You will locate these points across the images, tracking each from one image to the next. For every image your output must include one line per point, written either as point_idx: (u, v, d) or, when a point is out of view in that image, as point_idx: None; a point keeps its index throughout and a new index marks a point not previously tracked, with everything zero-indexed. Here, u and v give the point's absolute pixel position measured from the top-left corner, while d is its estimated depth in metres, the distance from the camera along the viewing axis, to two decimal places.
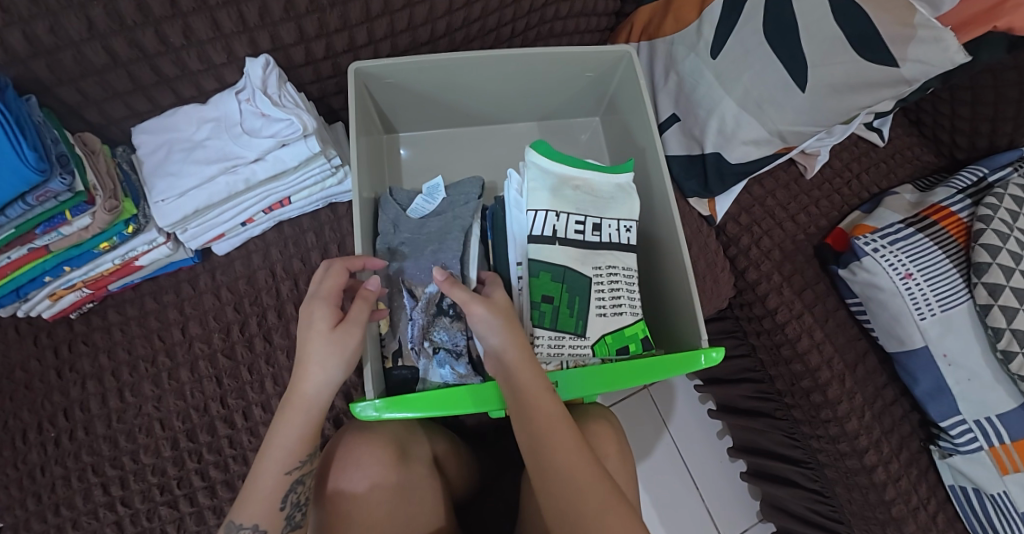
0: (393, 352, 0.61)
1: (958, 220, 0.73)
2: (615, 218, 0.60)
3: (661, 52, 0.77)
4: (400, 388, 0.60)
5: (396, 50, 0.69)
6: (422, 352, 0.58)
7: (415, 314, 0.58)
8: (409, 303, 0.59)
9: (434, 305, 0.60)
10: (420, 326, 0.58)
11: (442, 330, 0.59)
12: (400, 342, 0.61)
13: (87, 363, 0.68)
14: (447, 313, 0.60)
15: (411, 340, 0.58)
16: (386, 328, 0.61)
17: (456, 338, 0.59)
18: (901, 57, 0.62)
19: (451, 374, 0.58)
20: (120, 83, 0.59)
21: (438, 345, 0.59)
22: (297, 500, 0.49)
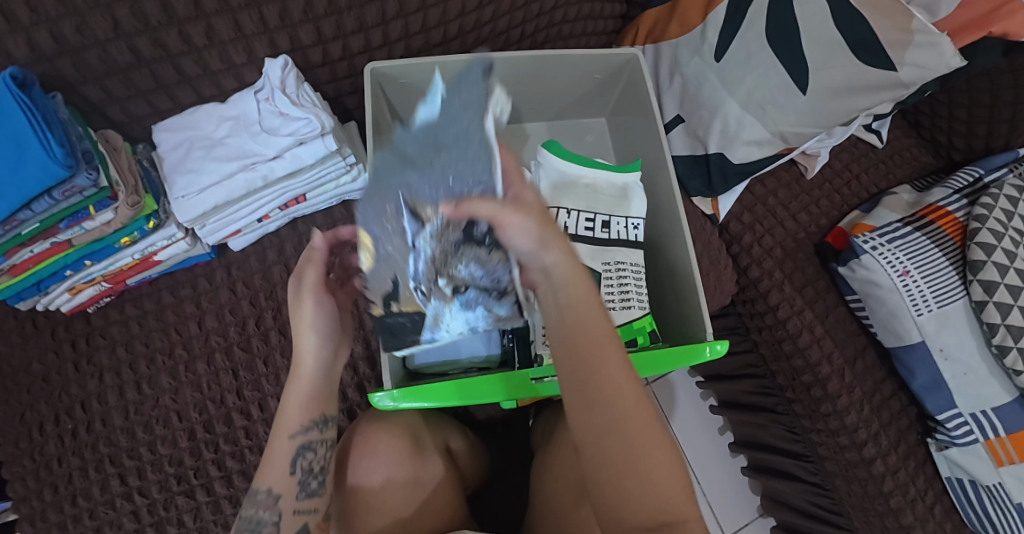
0: (387, 294, 0.49)
1: (953, 218, 0.75)
2: (623, 216, 0.63)
3: (666, 54, 0.79)
4: (396, 333, 0.52)
5: (410, 51, 0.71)
6: (436, 292, 0.47)
7: (424, 243, 0.44)
8: (409, 228, 0.44)
9: (457, 231, 0.44)
10: (432, 259, 0.45)
11: (470, 262, 0.46)
12: (399, 281, 0.48)
13: (105, 356, 0.70)
14: (480, 241, 0.45)
15: (414, 277, 0.46)
16: (368, 263, 0.46)
17: (493, 273, 0.47)
18: (898, 61, 0.65)
19: (484, 314, 0.50)
20: (143, 81, 0.60)
21: (468, 281, 0.47)
22: (309, 466, 0.50)
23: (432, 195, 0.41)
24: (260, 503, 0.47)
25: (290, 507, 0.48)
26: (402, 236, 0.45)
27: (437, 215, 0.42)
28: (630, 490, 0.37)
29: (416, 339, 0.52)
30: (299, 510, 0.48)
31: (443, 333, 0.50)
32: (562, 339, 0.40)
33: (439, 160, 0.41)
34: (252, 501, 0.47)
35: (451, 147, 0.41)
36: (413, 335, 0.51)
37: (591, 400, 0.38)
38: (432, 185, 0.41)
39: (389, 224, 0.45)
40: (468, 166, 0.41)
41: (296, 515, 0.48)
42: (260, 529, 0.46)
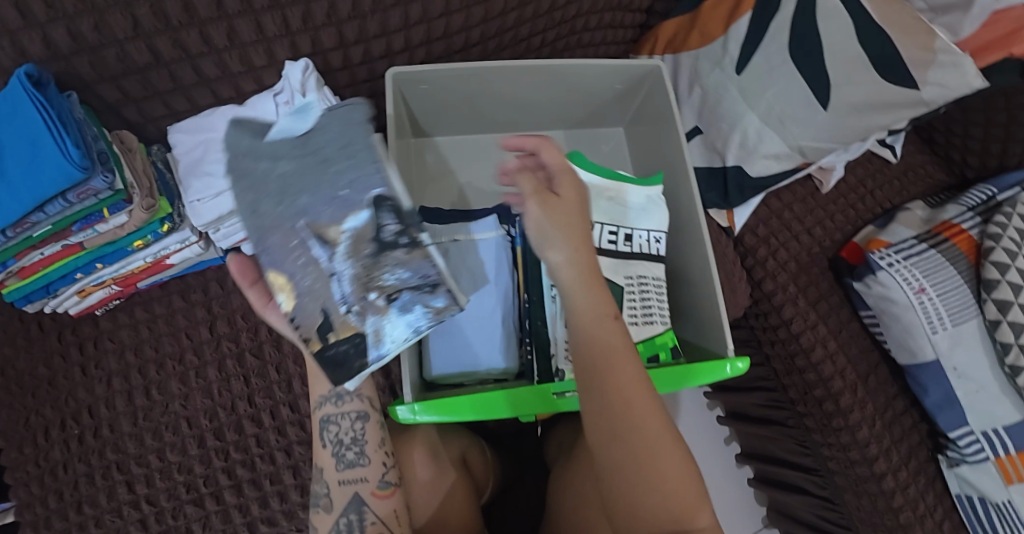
0: (318, 329, 0.47)
1: (967, 236, 0.75)
2: (645, 229, 0.63)
3: (686, 65, 0.78)
4: (340, 364, 0.47)
5: (431, 56, 0.70)
6: (370, 306, 0.46)
7: (343, 266, 0.46)
8: (323, 255, 0.47)
9: (371, 244, 0.46)
10: (356, 277, 0.46)
11: (394, 268, 0.46)
12: (329, 310, 0.47)
13: (113, 361, 0.69)
14: (397, 246, 0.46)
15: (342, 300, 0.46)
16: (291, 305, 0.48)
17: (421, 270, 0.46)
18: (920, 80, 0.65)
19: (424, 313, 0.46)
20: (160, 82, 0.59)
21: (398, 287, 0.46)
22: (337, 439, 0.53)
23: (337, 211, 0.48)
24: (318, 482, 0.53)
25: (332, 477, 0.52)
26: (318, 265, 0.47)
27: (345, 231, 0.47)
28: (643, 501, 0.38)
29: (362, 365, 0.47)
30: (343, 481, 0.52)
31: (389, 345, 0.47)
32: (581, 354, 0.41)
33: (330, 173, 0.49)
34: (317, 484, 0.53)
35: (339, 159, 0.50)
36: (359, 360, 0.47)
37: (599, 413, 0.39)
38: (328, 205, 0.48)
39: (301, 256, 0.47)
40: (359, 175, 0.48)
41: (341, 486, 0.52)
42: (319, 503, 0.52)
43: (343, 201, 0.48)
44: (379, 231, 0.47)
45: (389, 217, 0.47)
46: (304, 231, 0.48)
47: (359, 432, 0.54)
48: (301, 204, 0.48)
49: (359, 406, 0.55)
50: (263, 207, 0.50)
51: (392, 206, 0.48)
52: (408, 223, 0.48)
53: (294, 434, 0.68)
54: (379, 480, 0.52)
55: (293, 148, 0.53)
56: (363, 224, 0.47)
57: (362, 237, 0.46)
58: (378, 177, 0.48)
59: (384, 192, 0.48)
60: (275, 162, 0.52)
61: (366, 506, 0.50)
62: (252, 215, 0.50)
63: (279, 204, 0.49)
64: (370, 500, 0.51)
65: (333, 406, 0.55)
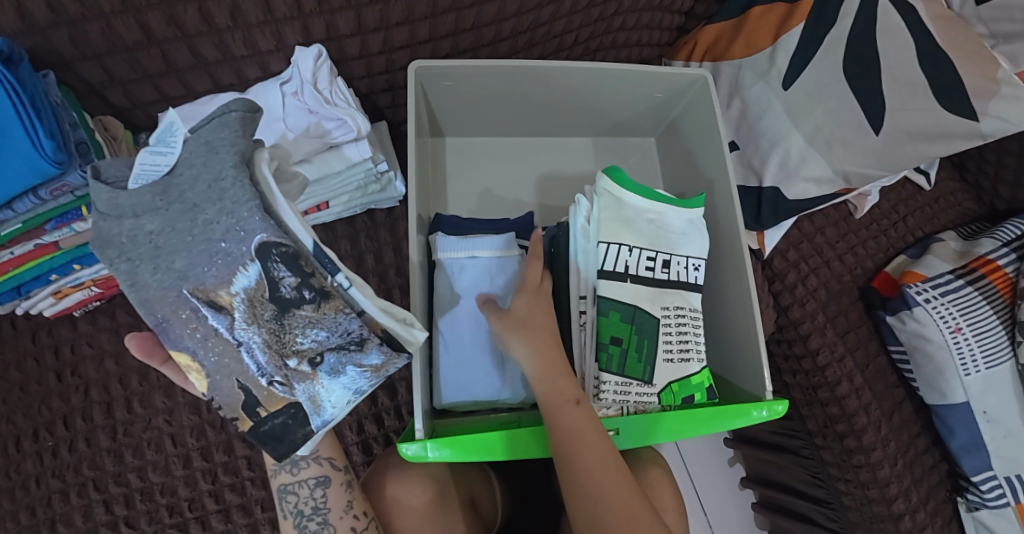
0: (243, 406, 0.42)
1: (1004, 274, 0.72)
2: (684, 255, 0.58)
3: (726, 75, 0.73)
4: (282, 438, 0.44)
5: (455, 49, 0.62)
6: (296, 374, 0.42)
7: (247, 333, 0.40)
8: (221, 326, 0.39)
9: (270, 305, 0.39)
10: (267, 345, 0.40)
11: (307, 329, 0.41)
12: (246, 384, 0.41)
13: (92, 368, 0.63)
14: (302, 302, 0.40)
15: (260, 372, 0.41)
16: (205, 385, 0.42)
17: (338, 328, 0.42)
18: (980, 111, 0.60)
19: (358, 371, 0.44)
20: (151, 63, 0.52)
21: (318, 348, 0.42)
22: (298, 509, 0.48)
23: (224, 271, 0.38)
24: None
25: None
26: (219, 337, 0.40)
27: (236, 293, 0.39)
28: None
29: (307, 434, 0.44)
30: None
31: (331, 409, 0.45)
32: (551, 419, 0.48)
33: (200, 223, 0.38)
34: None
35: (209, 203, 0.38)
36: (302, 430, 0.44)
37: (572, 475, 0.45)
38: (211, 262, 0.38)
39: (197, 330, 0.40)
40: (236, 220, 0.37)
41: None
42: None
43: (226, 256, 0.38)
44: (276, 286, 0.39)
45: (284, 267, 0.39)
46: (193, 299, 0.39)
47: (320, 499, 0.48)
48: (179, 268, 0.38)
49: (318, 471, 0.48)
50: (143, 280, 0.38)
51: (284, 253, 0.38)
52: (309, 267, 0.40)
53: None
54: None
55: (155, 197, 0.38)
56: (256, 283, 0.38)
57: (257, 297, 0.39)
58: (257, 221, 0.37)
59: (270, 237, 0.38)
60: (138, 220, 0.38)
61: None
62: (133, 291, 0.39)
63: (154, 271, 0.38)
64: None
65: (289, 474, 0.48)
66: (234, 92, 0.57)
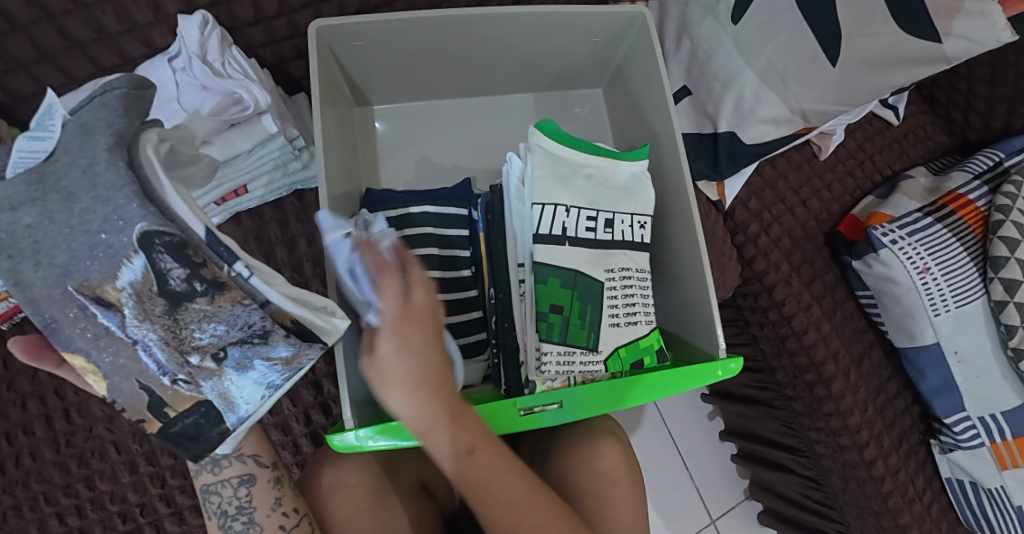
0: (148, 407, 0.34)
1: (975, 209, 0.68)
2: (628, 213, 0.54)
3: (674, 13, 0.68)
4: (194, 439, 0.37)
5: (366, 5, 0.56)
6: (200, 371, 0.35)
7: (140, 331, 0.32)
8: (112, 324, 0.31)
9: (160, 300, 0.32)
10: (165, 341, 0.33)
11: (203, 324, 0.34)
12: (148, 384, 0.34)
13: (26, 381, 0.60)
14: (193, 295, 0.33)
15: (161, 370, 0.34)
16: (105, 388, 0.34)
17: (241, 320, 0.35)
18: (943, 32, 0.55)
19: (269, 366, 0.37)
20: (20, 50, 0.47)
21: (221, 343, 0.35)
22: (222, 509, 0.45)
23: (106, 264, 0.30)
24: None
25: None
26: (112, 336, 0.32)
27: (122, 287, 0.31)
28: None
29: (223, 433, 0.37)
30: None
31: (246, 405, 0.38)
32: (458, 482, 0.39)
33: (76, 213, 0.29)
34: None
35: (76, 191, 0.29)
36: (216, 429, 0.37)
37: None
38: (94, 256, 0.30)
39: (87, 329, 0.31)
40: (113, 208, 0.29)
41: None
42: None
43: (107, 249, 0.30)
44: (163, 278, 0.31)
45: (170, 257, 0.31)
46: (79, 296, 0.30)
47: (245, 498, 0.45)
48: (62, 264, 0.30)
49: (242, 470, 0.46)
50: (28, 278, 0.30)
51: (168, 243, 0.30)
52: (200, 257, 0.32)
53: None
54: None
55: (28, 188, 0.29)
56: (143, 276, 0.31)
57: (145, 292, 0.31)
58: (134, 207, 0.29)
59: (152, 226, 0.30)
60: (12, 212, 0.29)
61: None
62: (16, 290, 0.30)
63: (35, 269, 0.30)
64: None
65: (211, 474, 0.46)
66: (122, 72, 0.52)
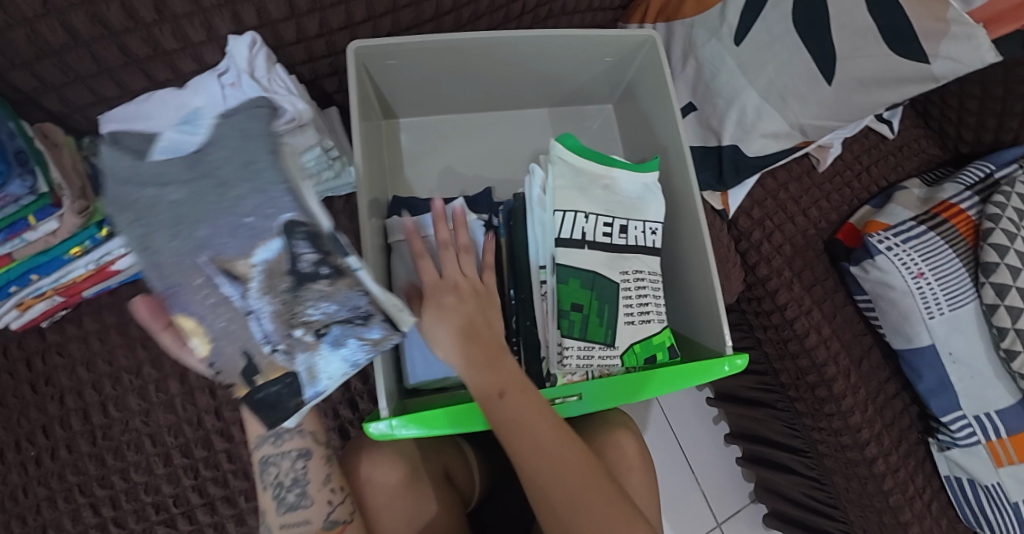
0: (242, 373, 0.40)
1: (966, 217, 0.72)
2: (641, 220, 0.58)
3: (680, 35, 0.73)
4: (273, 408, 0.42)
5: (397, 27, 0.60)
6: (299, 343, 0.40)
7: (259, 302, 0.38)
8: (234, 294, 0.38)
9: (286, 278, 0.39)
10: (277, 314, 0.39)
11: (318, 302, 0.39)
12: (250, 351, 0.39)
13: (65, 376, 0.64)
14: (316, 276, 0.39)
15: (264, 339, 0.39)
16: (207, 350, 0.39)
17: (349, 302, 0.40)
18: (931, 53, 0.60)
19: (359, 345, 0.42)
20: (82, 65, 0.50)
21: (326, 321, 0.40)
22: (277, 481, 0.50)
23: (245, 242, 0.38)
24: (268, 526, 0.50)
25: (275, 521, 0.50)
26: (229, 305, 0.38)
27: (254, 263, 0.38)
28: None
29: (299, 403, 0.42)
30: (286, 523, 0.50)
31: (326, 380, 0.42)
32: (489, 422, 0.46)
33: (227, 198, 0.39)
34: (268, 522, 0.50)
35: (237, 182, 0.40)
36: (295, 399, 0.42)
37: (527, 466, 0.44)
38: (233, 235, 0.38)
39: (209, 296, 0.38)
40: (266, 199, 0.39)
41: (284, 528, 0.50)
42: None
43: (250, 230, 0.38)
44: (294, 261, 0.39)
45: (305, 244, 0.39)
46: (209, 268, 0.38)
47: (300, 472, 0.51)
48: (199, 237, 0.38)
49: (300, 445, 0.51)
50: (157, 244, 0.38)
51: (308, 231, 0.39)
52: (327, 247, 0.40)
53: None
54: (323, 522, 0.49)
55: (184, 171, 0.41)
56: (276, 255, 0.38)
57: (276, 269, 0.38)
58: (286, 201, 0.39)
59: (296, 217, 0.39)
60: (162, 188, 0.40)
61: None
62: (145, 254, 0.38)
63: (172, 237, 0.38)
64: None
65: (272, 446, 0.51)
66: (173, 87, 0.55)
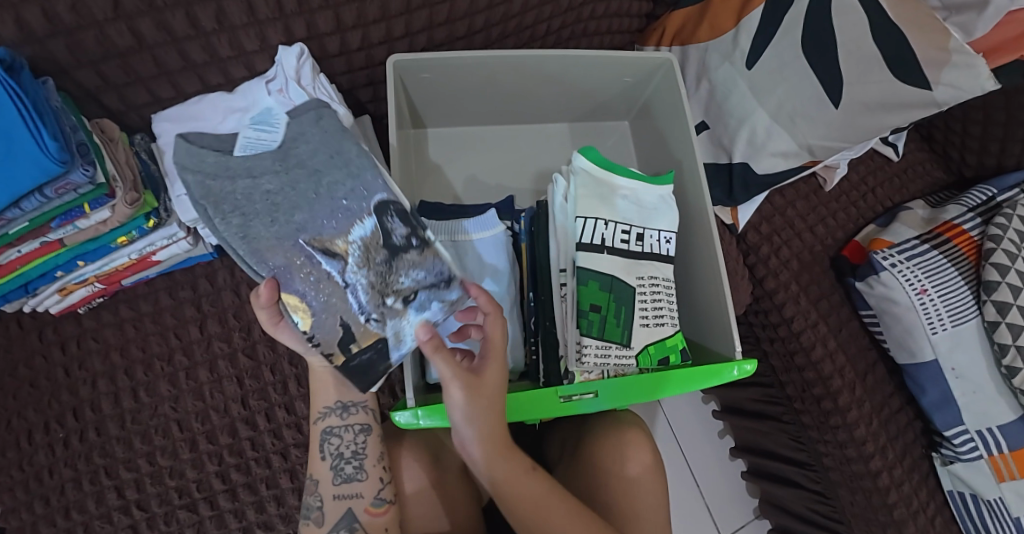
0: (339, 342, 0.44)
1: (968, 238, 0.75)
2: (656, 229, 0.61)
3: (694, 58, 0.77)
4: (366, 372, 0.45)
5: (431, 43, 0.65)
6: (390, 311, 0.44)
7: (356, 276, 0.43)
8: (334, 270, 0.43)
9: (382, 250, 0.44)
10: (371, 285, 0.43)
11: (409, 270, 0.45)
12: (348, 322, 0.43)
13: (98, 361, 0.67)
14: (408, 248, 0.45)
15: (360, 310, 0.43)
16: (309, 324, 0.43)
17: (434, 269, 0.46)
18: (933, 80, 0.63)
19: (441, 307, 0.46)
20: (144, 67, 0.55)
21: (414, 287, 0.45)
22: (337, 451, 0.54)
23: (342, 222, 0.44)
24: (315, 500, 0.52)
25: (329, 491, 0.52)
26: (330, 280, 0.43)
27: (352, 240, 0.43)
28: None
29: (388, 368, 0.46)
30: (338, 494, 0.52)
31: (410, 345, 0.46)
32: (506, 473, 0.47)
33: (323, 184, 0.45)
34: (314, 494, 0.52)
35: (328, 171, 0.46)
36: (384, 364, 0.45)
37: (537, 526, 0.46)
38: (332, 216, 0.44)
39: (310, 273, 0.43)
40: (360, 183, 0.46)
41: (336, 499, 0.52)
42: (310, 514, 0.51)
43: (346, 211, 0.44)
44: (387, 235, 0.45)
45: (395, 220, 0.45)
46: (309, 246, 0.43)
47: (360, 444, 0.54)
48: (296, 222, 0.44)
49: (362, 420, 0.55)
50: (256, 232, 0.43)
51: (397, 210, 0.46)
52: (412, 223, 0.47)
53: (290, 436, 0.67)
54: (373, 497, 0.52)
55: (275, 163, 0.47)
56: (371, 232, 0.44)
57: (372, 243, 0.44)
58: (378, 185, 0.46)
59: (388, 197, 0.46)
60: (258, 180, 0.45)
61: (357, 523, 0.50)
62: (245, 242, 0.44)
63: (272, 224, 0.43)
64: (361, 516, 0.51)
65: (337, 418, 0.55)
66: (223, 91, 0.60)
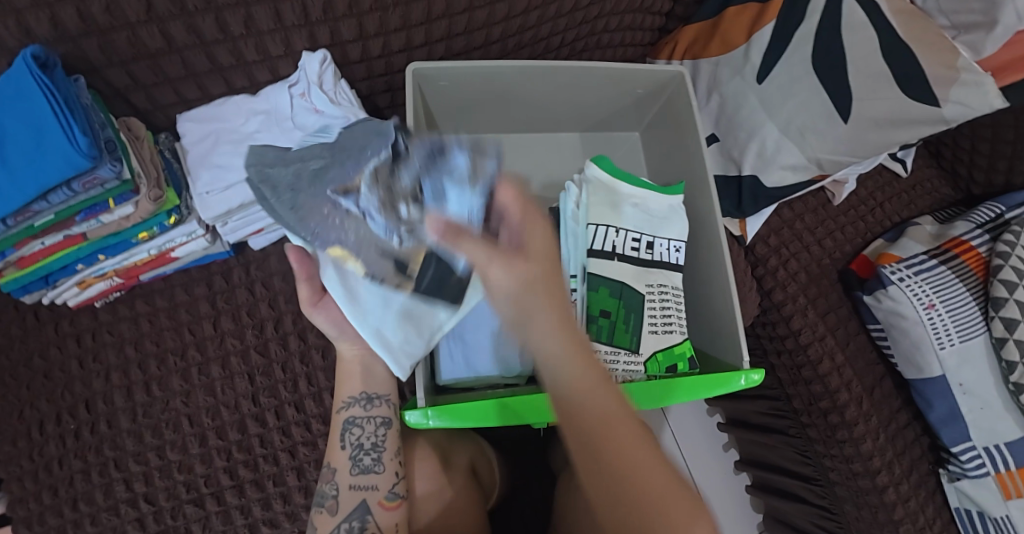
0: (395, 268, 0.49)
1: (977, 254, 0.75)
2: (666, 238, 0.62)
3: (705, 72, 0.78)
4: (442, 288, 0.50)
5: (450, 52, 0.66)
6: (411, 221, 0.48)
7: (367, 201, 0.48)
8: (351, 204, 0.47)
9: (387, 167, 0.49)
10: (381, 204, 0.48)
11: (407, 171, 0.49)
12: (385, 242, 0.48)
13: (112, 354, 0.68)
14: (399, 156, 0.50)
15: (387, 231, 0.48)
16: (362, 265, 0.49)
17: (424, 148, 0.50)
18: (941, 97, 0.64)
19: (462, 191, 0.46)
20: (172, 69, 0.56)
21: (416, 181, 0.48)
22: (358, 442, 0.54)
23: (355, 169, 0.49)
24: (331, 488, 0.52)
25: (346, 480, 0.52)
26: (352, 215, 0.48)
27: (367, 171, 0.49)
28: None
29: (459, 278, 0.50)
30: (354, 483, 0.52)
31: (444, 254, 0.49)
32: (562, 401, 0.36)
33: (353, 151, 0.51)
34: (330, 483, 0.53)
35: (349, 144, 0.53)
36: (453, 275, 0.49)
37: (630, 464, 0.36)
38: (355, 161, 0.50)
39: (336, 217, 0.48)
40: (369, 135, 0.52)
41: (351, 488, 0.52)
42: (324, 502, 0.52)
43: (361, 157, 0.50)
44: (389, 155, 0.50)
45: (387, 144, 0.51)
46: (337, 196, 0.48)
47: (380, 437, 0.55)
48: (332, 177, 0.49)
49: (383, 413, 0.56)
50: (302, 200, 0.48)
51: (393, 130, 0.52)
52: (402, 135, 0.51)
53: (299, 434, 0.68)
54: (388, 491, 0.52)
55: (323, 151, 0.52)
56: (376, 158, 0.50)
57: (378, 167, 0.49)
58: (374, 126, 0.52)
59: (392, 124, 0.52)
60: (305, 162, 0.51)
61: (370, 515, 0.51)
62: (293, 211, 0.48)
63: (313, 188, 0.49)
64: (376, 509, 0.51)
65: (360, 409, 0.56)
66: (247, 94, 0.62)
